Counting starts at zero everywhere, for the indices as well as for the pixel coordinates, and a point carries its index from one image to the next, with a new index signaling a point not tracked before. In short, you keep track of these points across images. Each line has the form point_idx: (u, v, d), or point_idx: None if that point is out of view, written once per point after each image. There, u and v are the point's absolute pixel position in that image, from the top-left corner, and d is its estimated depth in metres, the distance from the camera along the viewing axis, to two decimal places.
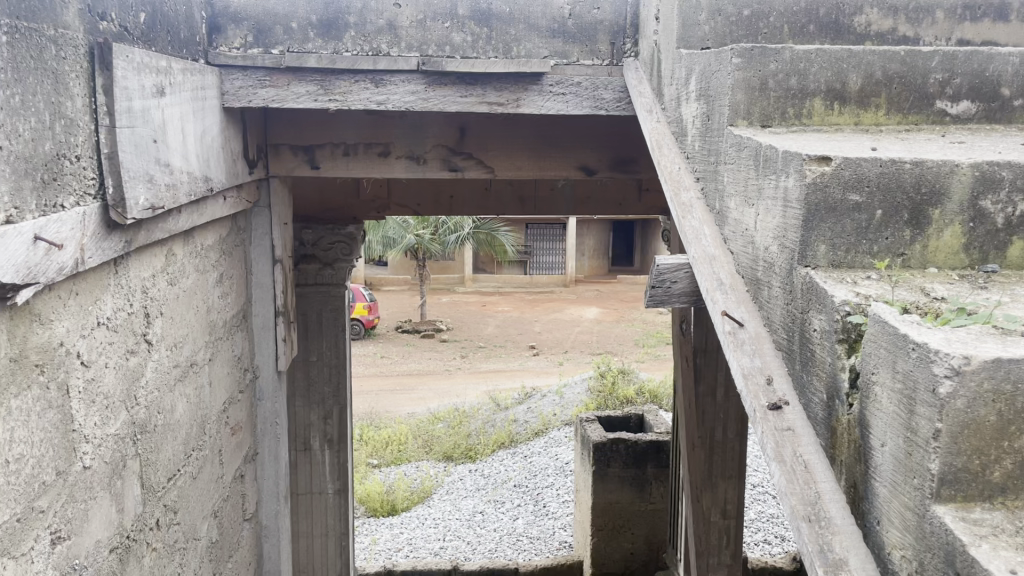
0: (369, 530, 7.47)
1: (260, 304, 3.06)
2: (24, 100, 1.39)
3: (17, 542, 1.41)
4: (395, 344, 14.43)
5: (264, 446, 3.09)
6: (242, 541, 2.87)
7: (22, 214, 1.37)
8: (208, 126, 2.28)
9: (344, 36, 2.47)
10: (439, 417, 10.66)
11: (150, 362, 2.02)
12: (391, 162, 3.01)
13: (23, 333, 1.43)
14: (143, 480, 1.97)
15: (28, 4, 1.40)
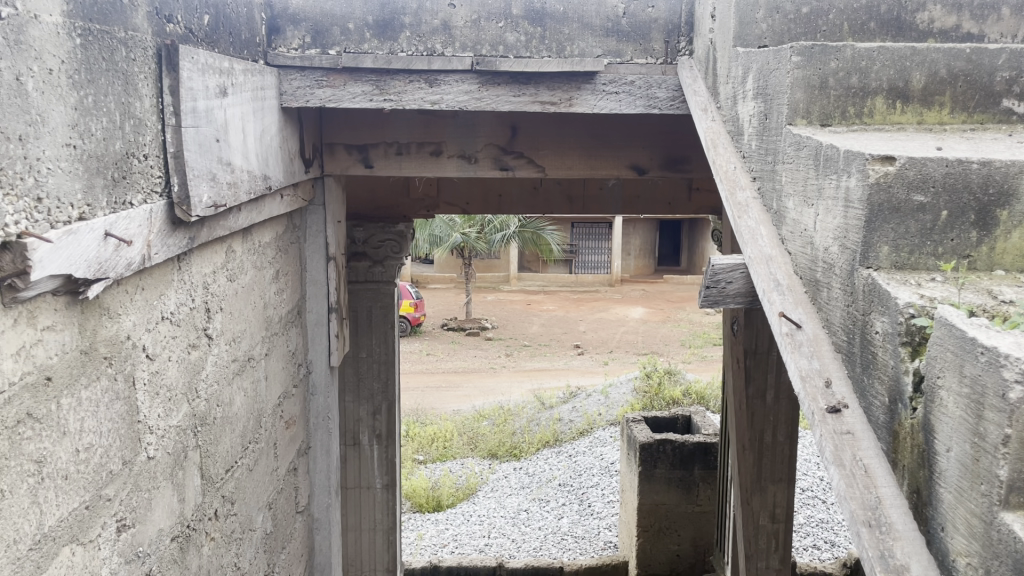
0: (415, 525, 7.54)
1: (314, 301, 3.11)
2: (96, 101, 1.43)
3: (86, 528, 1.46)
4: (441, 342, 14.52)
5: (316, 439, 3.15)
6: (295, 534, 2.93)
7: (94, 211, 1.41)
8: (267, 126, 2.33)
9: (400, 37, 2.49)
10: (484, 415, 10.70)
11: (210, 356, 2.07)
12: (443, 161, 3.03)
13: (93, 325, 1.48)
14: (202, 471, 2.02)
15: (100, 8, 1.44)
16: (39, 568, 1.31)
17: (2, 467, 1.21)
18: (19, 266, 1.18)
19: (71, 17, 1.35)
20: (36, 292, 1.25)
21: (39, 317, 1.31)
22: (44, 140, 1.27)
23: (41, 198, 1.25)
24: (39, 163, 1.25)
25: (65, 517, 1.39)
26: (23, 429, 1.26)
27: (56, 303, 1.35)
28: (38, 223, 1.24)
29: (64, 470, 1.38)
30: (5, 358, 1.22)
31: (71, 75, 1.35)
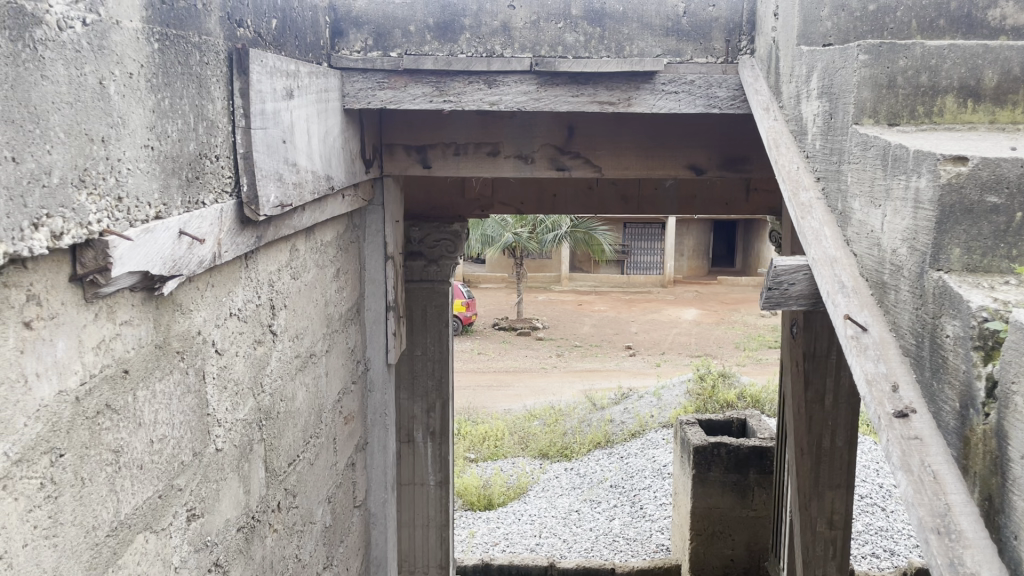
0: (467, 523, 7.59)
1: (372, 299, 3.16)
2: (172, 104, 1.47)
3: (159, 517, 1.51)
4: (492, 341, 14.57)
5: (373, 435, 3.20)
6: (353, 528, 2.98)
7: (170, 210, 1.46)
8: (330, 127, 2.38)
9: (460, 38, 2.52)
10: (535, 415, 10.72)
11: (274, 352, 2.12)
12: (500, 161, 3.05)
13: (167, 321, 1.53)
14: (267, 463, 2.07)
15: (177, 13, 1.48)
16: (115, 554, 1.36)
17: (82, 456, 1.26)
18: (100, 263, 1.22)
19: (151, 22, 1.39)
20: (116, 288, 1.30)
21: (118, 312, 1.36)
22: (125, 142, 1.30)
23: (121, 198, 1.29)
24: (119, 164, 1.29)
25: (140, 505, 1.44)
26: (102, 420, 1.31)
27: (134, 299, 1.41)
28: (119, 222, 1.29)
29: (139, 460, 1.43)
30: (87, 351, 1.27)
31: (149, 79, 1.38)
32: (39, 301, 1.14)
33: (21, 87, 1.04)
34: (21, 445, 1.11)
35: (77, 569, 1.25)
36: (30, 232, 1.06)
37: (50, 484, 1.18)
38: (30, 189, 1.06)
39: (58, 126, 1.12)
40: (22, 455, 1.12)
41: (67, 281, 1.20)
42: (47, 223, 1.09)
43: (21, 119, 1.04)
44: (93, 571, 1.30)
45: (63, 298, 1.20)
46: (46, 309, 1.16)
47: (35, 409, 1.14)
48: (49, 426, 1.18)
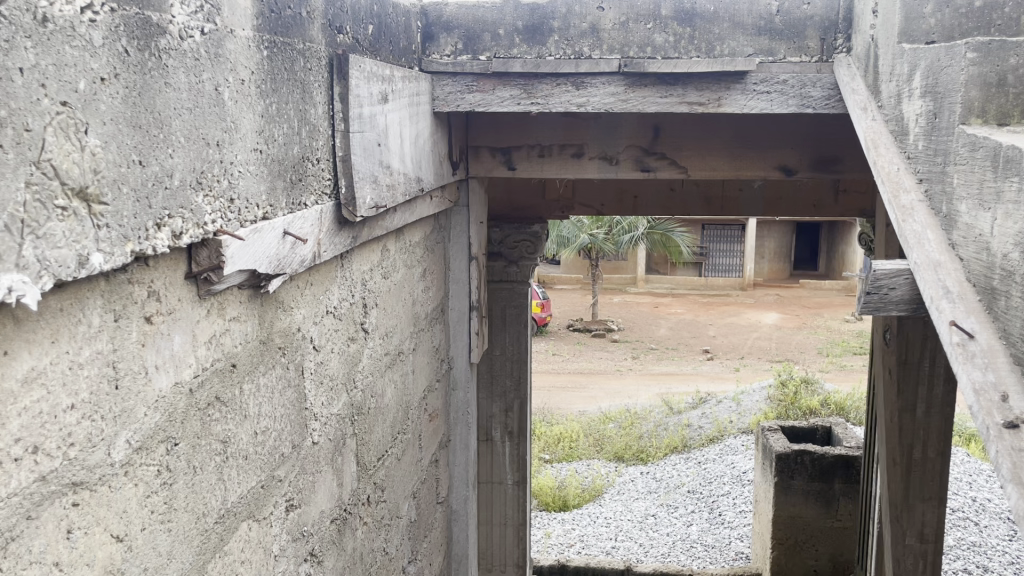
0: (542, 523, 7.61)
1: (456, 299, 3.20)
2: (279, 108, 1.53)
3: (261, 506, 1.57)
4: (567, 342, 14.55)
5: (456, 433, 3.24)
6: (436, 523, 3.03)
7: (276, 211, 1.51)
8: (420, 130, 2.43)
9: (549, 41, 2.54)
10: (610, 417, 10.67)
11: (366, 348, 2.18)
12: (585, 163, 3.05)
13: (270, 317, 1.59)
14: (358, 457, 2.13)
15: (284, 22, 1.53)
16: (222, 540, 1.42)
17: (194, 445, 1.32)
18: (213, 262, 1.28)
19: (260, 31, 1.43)
20: (227, 286, 1.36)
21: (227, 308, 1.42)
22: (237, 145, 1.36)
23: (233, 200, 1.35)
24: (232, 166, 1.34)
25: (245, 494, 1.49)
26: (212, 411, 1.37)
27: (242, 296, 1.47)
28: (231, 222, 1.35)
29: (244, 451, 1.49)
30: (200, 345, 1.33)
31: (259, 85, 1.43)
32: (159, 297, 1.20)
33: (147, 94, 1.09)
34: (141, 434, 1.17)
35: (188, 553, 1.31)
36: (154, 232, 1.11)
37: (166, 471, 1.23)
38: (155, 191, 1.11)
39: (178, 131, 1.17)
40: (142, 443, 1.17)
41: (184, 279, 1.26)
42: (168, 224, 1.15)
43: (147, 124, 1.09)
44: (203, 556, 1.35)
45: (180, 295, 1.26)
46: (165, 305, 1.22)
47: (154, 400, 1.20)
48: (166, 416, 1.23)
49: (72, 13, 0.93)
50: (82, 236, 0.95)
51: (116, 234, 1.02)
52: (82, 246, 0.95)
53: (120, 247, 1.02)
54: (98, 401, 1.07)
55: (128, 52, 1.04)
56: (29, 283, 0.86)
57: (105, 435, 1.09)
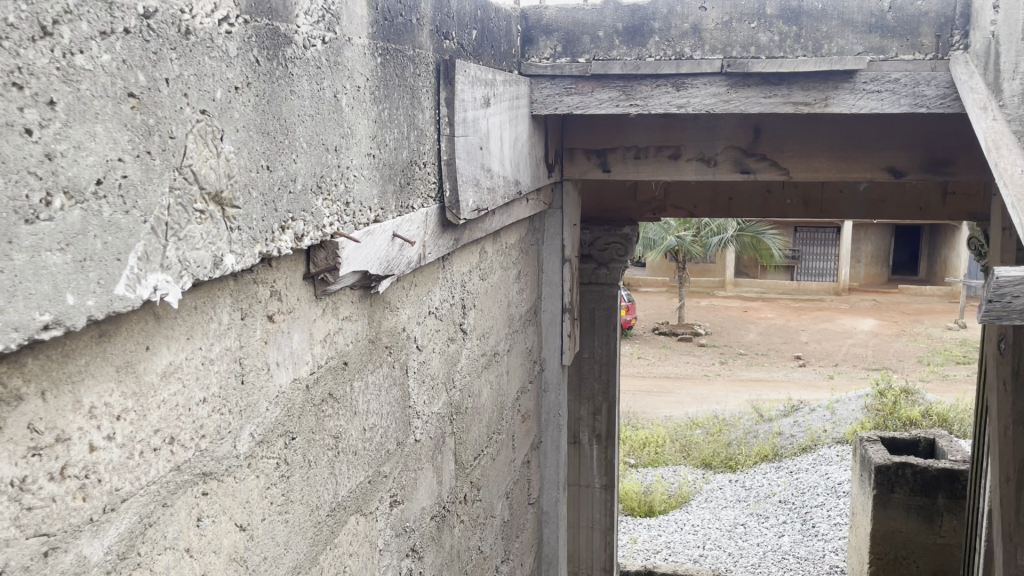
0: (628, 528, 7.55)
1: (548, 300, 3.21)
2: (390, 114, 1.56)
3: (368, 500, 1.61)
4: (654, 346, 14.39)
5: (547, 434, 3.25)
6: (527, 523, 3.04)
7: (386, 214, 1.55)
8: (519, 133, 2.45)
9: (649, 42, 2.52)
10: (697, 424, 10.50)
11: (464, 349, 2.21)
12: (682, 164, 3.01)
13: (379, 317, 1.64)
14: (456, 456, 2.16)
15: (397, 30, 1.57)
16: (333, 533, 1.46)
17: (309, 439, 1.36)
18: (330, 263, 1.33)
19: (375, 39, 1.47)
20: (341, 286, 1.40)
21: (340, 308, 1.47)
22: (352, 150, 1.40)
23: (348, 203, 1.39)
24: (347, 170, 1.38)
25: (354, 488, 1.54)
26: (326, 407, 1.42)
27: (353, 296, 1.51)
28: (346, 224, 1.39)
29: (354, 446, 1.53)
30: (316, 344, 1.38)
31: (372, 91, 1.47)
32: (280, 297, 1.24)
33: (275, 101, 1.13)
34: (263, 427, 1.22)
35: (303, 544, 1.35)
36: (279, 234, 1.16)
37: (284, 464, 1.28)
38: (280, 195, 1.16)
39: (301, 137, 1.21)
40: (264, 437, 1.22)
41: (303, 279, 1.31)
42: (291, 226, 1.19)
43: (274, 131, 1.13)
44: (315, 547, 1.40)
45: (298, 294, 1.30)
46: (285, 304, 1.27)
47: (275, 395, 1.25)
48: (286, 411, 1.28)
49: (212, 26, 0.97)
50: (217, 238, 0.99)
51: (247, 236, 1.07)
52: (217, 248, 0.99)
53: (250, 249, 1.07)
54: (226, 395, 1.12)
55: (259, 61, 1.09)
56: (171, 283, 0.91)
57: (231, 429, 1.13)
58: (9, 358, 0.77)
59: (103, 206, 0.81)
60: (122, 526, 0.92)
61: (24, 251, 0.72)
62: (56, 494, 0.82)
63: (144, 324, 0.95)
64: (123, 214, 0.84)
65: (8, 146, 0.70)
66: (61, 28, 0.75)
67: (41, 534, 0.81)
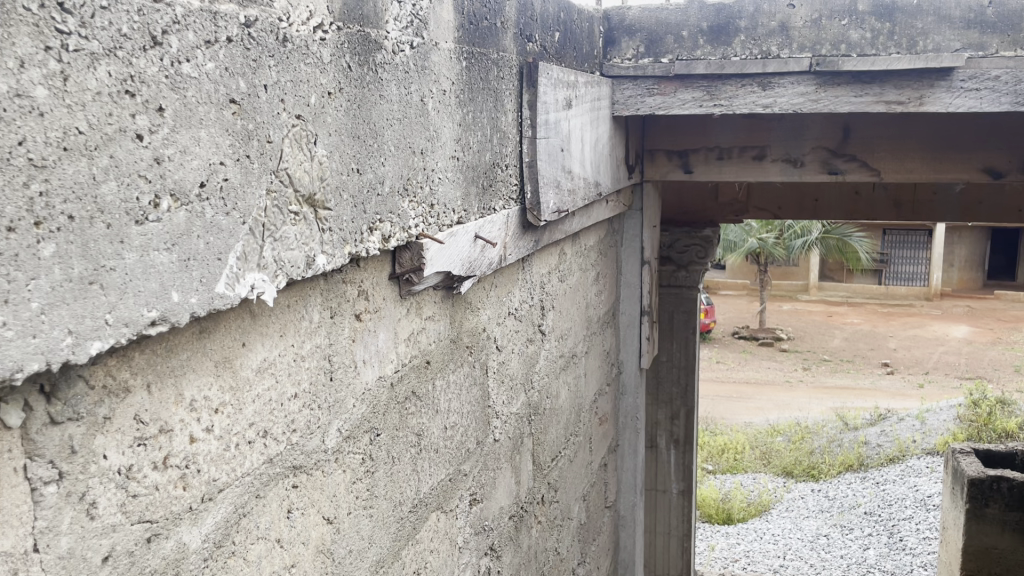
0: (706, 536, 7.43)
1: (626, 303, 3.20)
2: (474, 117, 1.58)
3: (449, 497, 1.63)
4: (733, 350, 14.11)
5: (624, 438, 3.23)
6: (604, 527, 3.03)
7: (468, 216, 1.57)
8: (600, 134, 2.44)
9: (734, 41, 2.47)
10: (779, 431, 10.25)
11: (543, 350, 2.22)
12: (767, 165, 2.95)
13: (460, 317, 1.66)
14: (534, 457, 2.17)
15: (481, 33, 1.59)
16: (415, 528, 1.49)
17: (394, 436, 1.39)
18: (415, 263, 1.35)
19: (461, 42, 1.49)
20: (425, 286, 1.43)
21: (424, 308, 1.50)
22: (437, 153, 1.42)
23: (433, 205, 1.42)
24: (432, 172, 1.40)
25: (436, 485, 1.56)
26: (409, 405, 1.44)
27: (437, 295, 1.54)
28: (431, 226, 1.41)
29: (436, 444, 1.56)
30: (400, 342, 1.41)
31: (458, 94, 1.49)
32: (367, 297, 1.27)
33: (365, 106, 1.16)
34: (350, 423, 1.25)
35: (387, 539, 1.38)
36: (368, 235, 1.19)
37: (369, 459, 1.31)
38: (369, 198, 1.19)
39: (390, 141, 1.24)
40: (350, 432, 1.25)
41: (389, 279, 1.34)
42: (379, 228, 1.22)
43: (364, 135, 1.16)
44: (398, 542, 1.43)
45: (384, 294, 1.34)
46: (372, 303, 1.30)
47: (362, 392, 1.28)
48: (371, 407, 1.31)
49: (307, 33, 1.01)
50: (310, 239, 1.03)
51: (338, 237, 1.10)
52: (310, 248, 1.02)
53: (340, 249, 1.10)
54: (316, 390, 1.15)
55: (351, 67, 1.12)
56: (267, 281, 0.94)
57: (320, 424, 1.17)
58: (118, 352, 0.80)
59: (206, 208, 0.85)
60: (218, 516, 0.96)
61: (134, 251, 0.75)
62: (159, 483, 0.86)
63: (240, 321, 0.98)
64: (224, 215, 0.87)
65: (121, 151, 0.74)
66: (169, 38, 0.79)
67: (145, 521, 0.85)
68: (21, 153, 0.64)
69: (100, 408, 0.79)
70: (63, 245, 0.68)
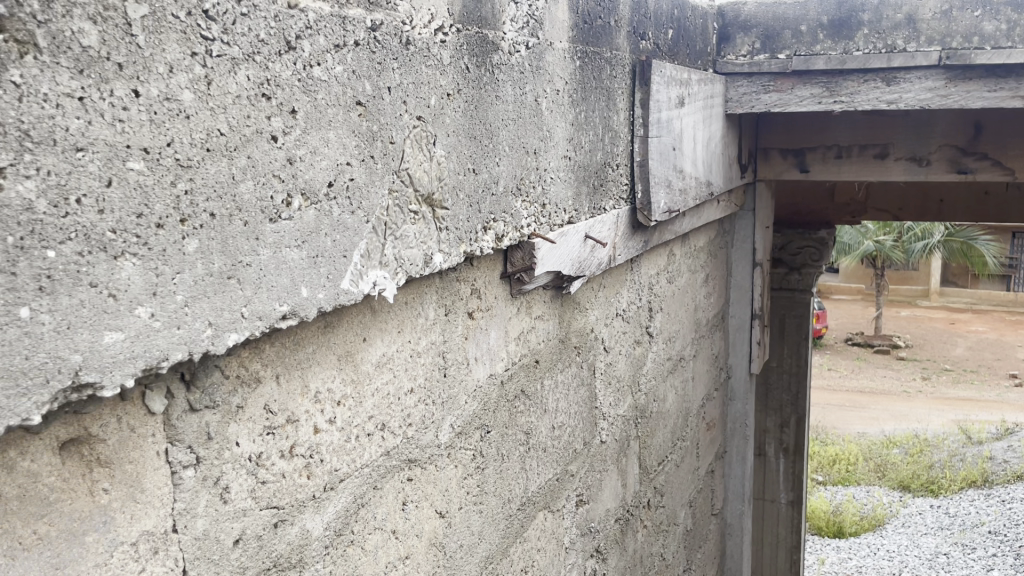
0: (815, 549, 7.17)
1: (737, 306, 3.12)
2: (586, 116, 1.57)
3: (556, 497, 1.63)
4: (846, 357, 13.54)
5: (732, 444, 3.15)
6: (710, 534, 2.96)
7: (580, 215, 1.57)
8: (712, 133, 2.39)
9: (856, 35, 2.37)
10: (894, 442, 9.77)
11: (650, 353, 2.19)
12: (889, 164, 2.79)
13: (568, 317, 1.66)
14: (640, 460, 2.14)
15: (595, 32, 1.58)
16: (523, 526, 1.50)
17: (503, 434, 1.40)
18: (526, 263, 1.35)
19: (574, 42, 1.49)
20: (536, 285, 1.44)
21: (534, 307, 1.50)
22: (550, 153, 1.43)
23: (545, 205, 1.42)
24: (545, 172, 1.41)
25: (543, 485, 1.57)
26: (519, 403, 1.45)
27: (546, 295, 1.55)
28: (543, 226, 1.42)
29: (544, 443, 1.56)
30: (511, 341, 1.42)
31: (571, 94, 1.49)
32: (479, 295, 1.29)
33: (481, 107, 1.17)
34: (462, 419, 1.27)
35: (495, 536, 1.39)
36: (482, 234, 1.20)
37: (480, 456, 1.33)
38: (484, 197, 1.20)
39: (504, 141, 1.25)
40: (462, 429, 1.27)
41: (500, 279, 1.35)
42: (493, 227, 1.24)
43: (480, 135, 1.18)
44: (506, 539, 1.44)
45: (496, 293, 1.35)
46: (484, 302, 1.31)
47: (474, 389, 1.29)
48: (482, 404, 1.33)
49: (429, 36, 1.03)
50: (428, 238, 1.05)
51: (453, 236, 1.12)
52: (427, 247, 1.05)
53: (456, 248, 1.12)
54: (431, 386, 1.18)
55: (469, 68, 1.13)
56: (388, 279, 0.97)
57: (434, 419, 1.19)
58: (251, 344, 0.84)
59: (333, 207, 0.88)
60: (339, 505, 0.99)
61: (268, 247, 0.79)
62: (285, 471, 0.90)
63: (361, 316, 1.01)
64: (349, 214, 0.90)
65: (258, 152, 0.77)
66: (302, 42, 0.82)
67: (272, 507, 0.88)
68: (169, 154, 0.68)
69: (234, 397, 0.82)
70: (205, 241, 0.72)
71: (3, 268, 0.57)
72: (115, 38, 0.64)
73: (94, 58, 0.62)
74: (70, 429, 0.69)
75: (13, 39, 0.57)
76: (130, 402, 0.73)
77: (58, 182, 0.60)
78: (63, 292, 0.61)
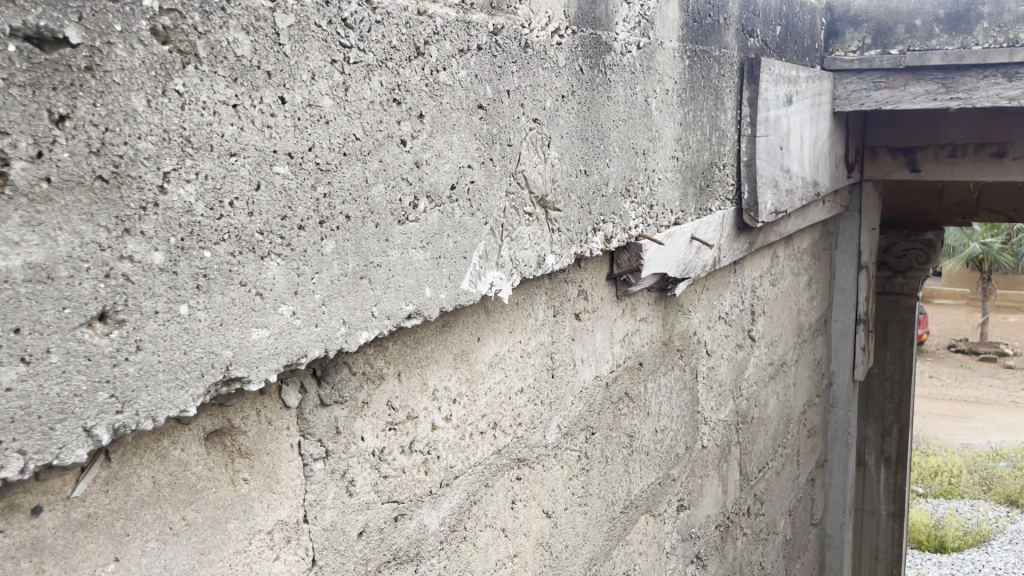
0: (915, 564, 6.87)
1: (840, 310, 3.03)
2: (694, 115, 1.55)
3: (658, 501, 1.62)
4: (950, 365, 12.93)
5: (833, 453, 3.06)
6: (809, 545, 2.88)
7: (686, 217, 1.55)
8: (819, 131, 2.33)
9: (976, 29, 2.25)
10: (1002, 455, 9.27)
11: (752, 357, 2.14)
12: (1008, 164, 2.63)
13: (672, 320, 1.64)
14: (741, 466, 2.10)
15: (704, 31, 1.55)
16: (625, 530, 1.49)
17: (608, 436, 1.40)
18: (633, 264, 1.34)
19: (684, 41, 1.47)
20: (641, 287, 1.43)
21: (639, 309, 1.49)
22: (659, 154, 1.41)
23: (652, 206, 1.41)
24: (653, 173, 1.40)
25: (645, 488, 1.55)
26: (623, 406, 1.45)
27: (651, 297, 1.53)
28: (650, 227, 1.41)
29: (646, 446, 1.55)
30: (616, 343, 1.41)
31: (680, 94, 1.47)
32: (587, 296, 1.29)
33: (594, 108, 1.17)
34: (569, 420, 1.27)
35: (598, 537, 1.39)
36: (592, 236, 1.20)
37: (585, 459, 1.33)
38: (594, 199, 1.20)
39: (614, 142, 1.25)
40: (569, 430, 1.27)
41: (606, 280, 1.35)
42: (602, 228, 1.24)
43: (592, 137, 1.18)
44: (610, 541, 1.43)
45: (602, 294, 1.35)
46: (591, 302, 1.31)
47: (580, 390, 1.30)
48: (588, 406, 1.33)
49: (546, 38, 1.03)
50: (542, 239, 1.06)
51: (565, 238, 1.12)
52: (542, 248, 1.06)
53: (568, 250, 1.12)
54: (540, 387, 1.18)
55: (583, 70, 1.14)
56: (503, 280, 0.98)
57: (543, 419, 1.20)
58: (376, 342, 0.87)
59: (455, 209, 0.89)
60: (454, 501, 1.01)
61: (397, 249, 0.81)
62: (405, 466, 0.92)
63: (477, 317, 1.02)
64: (470, 216, 0.92)
65: (388, 156, 0.79)
66: (430, 48, 0.83)
67: (393, 501, 0.91)
68: (310, 158, 0.71)
69: (360, 393, 0.85)
70: (341, 242, 0.74)
71: (166, 268, 0.60)
72: (265, 47, 0.66)
73: (247, 67, 0.65)
74: (215, 419, 0.72)
75: (177, 50, 0.60)
76: (268, 396, 0.77)
77: (213, 185, 0.63)
78: (217, 290, 0.64)
